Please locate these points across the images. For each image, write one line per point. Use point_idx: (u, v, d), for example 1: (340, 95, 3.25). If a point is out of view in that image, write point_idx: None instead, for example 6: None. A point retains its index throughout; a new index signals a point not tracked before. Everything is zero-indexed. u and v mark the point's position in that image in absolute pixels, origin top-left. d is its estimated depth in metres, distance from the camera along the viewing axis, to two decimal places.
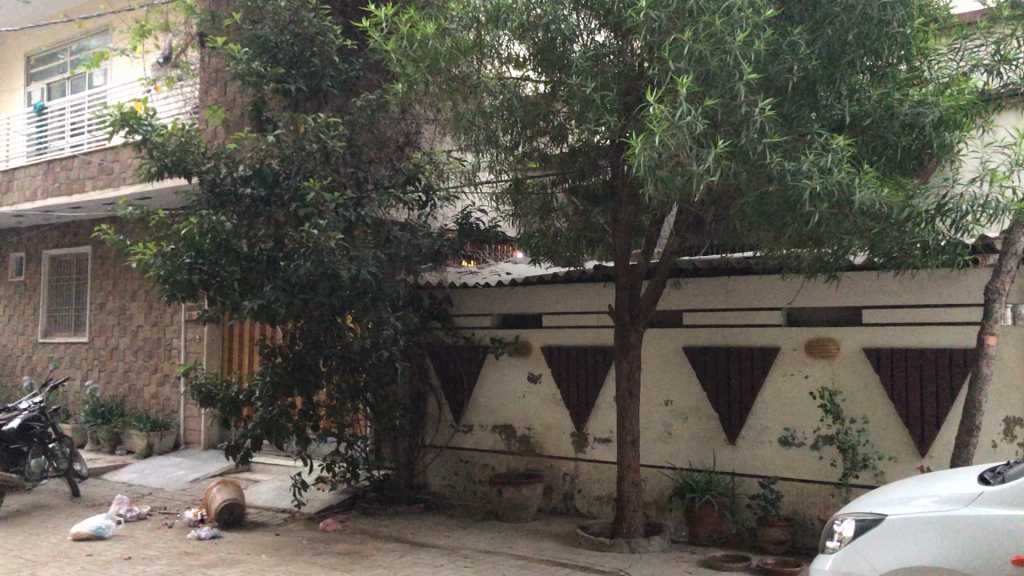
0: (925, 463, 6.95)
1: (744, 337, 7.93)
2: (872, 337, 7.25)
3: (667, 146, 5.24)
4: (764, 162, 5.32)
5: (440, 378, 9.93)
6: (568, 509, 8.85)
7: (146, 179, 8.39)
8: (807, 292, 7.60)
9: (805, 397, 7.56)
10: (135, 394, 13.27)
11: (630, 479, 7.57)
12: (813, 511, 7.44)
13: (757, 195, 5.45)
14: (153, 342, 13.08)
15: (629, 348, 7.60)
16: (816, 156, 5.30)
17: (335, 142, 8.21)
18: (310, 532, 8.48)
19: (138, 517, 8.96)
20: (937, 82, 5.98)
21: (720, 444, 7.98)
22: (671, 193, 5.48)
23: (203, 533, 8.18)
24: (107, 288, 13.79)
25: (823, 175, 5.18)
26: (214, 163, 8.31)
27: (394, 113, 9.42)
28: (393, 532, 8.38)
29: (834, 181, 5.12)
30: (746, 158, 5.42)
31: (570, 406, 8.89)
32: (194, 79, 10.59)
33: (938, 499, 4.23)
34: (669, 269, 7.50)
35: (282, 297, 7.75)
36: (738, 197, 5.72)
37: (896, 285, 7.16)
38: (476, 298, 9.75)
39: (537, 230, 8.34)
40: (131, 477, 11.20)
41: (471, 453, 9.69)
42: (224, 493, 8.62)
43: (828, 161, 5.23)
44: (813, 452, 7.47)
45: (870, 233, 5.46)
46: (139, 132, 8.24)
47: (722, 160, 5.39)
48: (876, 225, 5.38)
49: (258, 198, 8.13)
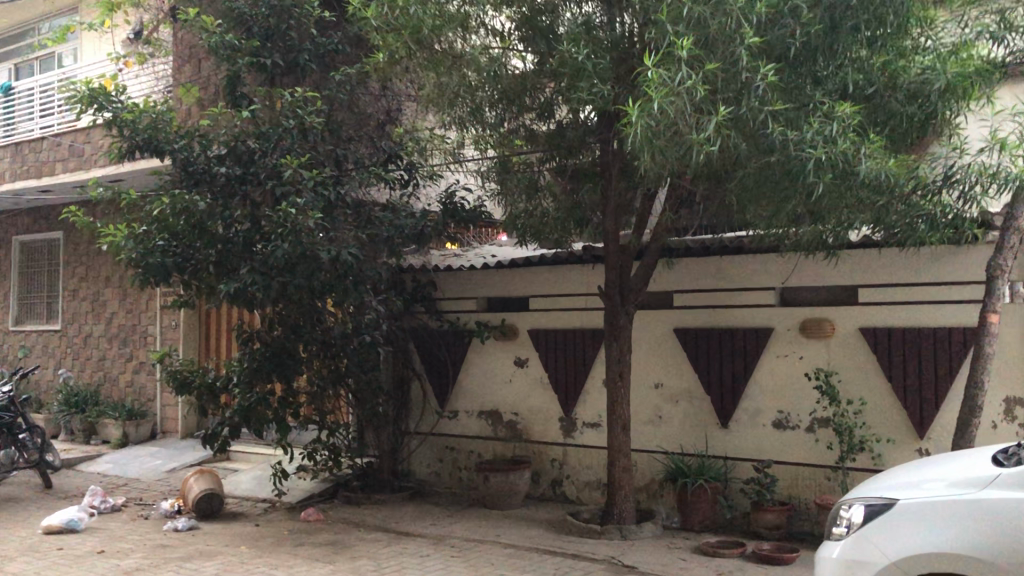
0: (923, 445, 6.79)
1: (737, 318, 7.73)
2: (869, 316, 7.07)
3: (666, 115, 5.05)
4: (766, 130, 5.14)
5: (424, 363, 9.68)
6: (557, 495, 8.65)
7: (117, 158, 8.07)
8: (801, 271, 7.39)
9: (800, 379, 7.37)
10: (111, 383, 12.93)
11: (621, 465, 7.35)
12: (809, 495, 7.28)
13: (758, 167, 5.28)
14: (127, 329, 12.74)
15: (620, 330, 7.38)
16: (820, 124, 5.10)
17: (313, 118, 7.91)
18: (291, 522, 8.22)
19: (113, 509, 8.67)
20: (941, 49, 5.78)
21: (713, 427, 7.78)
22: (666, 165, 5.25)
23: (180, 525, 7.90)
24: (80, 274, 13.42)
25: (829, 144, 5.01)
26: (184, 140, 7.96)
27: (374, 89, 9.11)
28: (377, 521, 8.14)
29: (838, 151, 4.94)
30: (747, 127, 5.23)
31: (558, 390, 8.67)
32: (167, 56, 10.22)
33: (950, 482, 4.03)
34: (661, 249, 7.26)
35: (259, 278, 7.45)
36: (736, 170, 5.49)
37: (893, 262, 6.97)
38: (461, 280, 9.49)
39: (523, 209, 8.09)
40: (107, 467, 10.90)
41: (457, 439, 9.45)
42: (201, 483, 8.35)
43: (831, 131, 5.03)
44: (809, 435, 7.30)
45: (875, 207, 5.34)
46: (107, 109, 7.97)
47: (720, 130, 5.16)
48: (880, 198, 5.22)
49: (234, 176, 7.83)
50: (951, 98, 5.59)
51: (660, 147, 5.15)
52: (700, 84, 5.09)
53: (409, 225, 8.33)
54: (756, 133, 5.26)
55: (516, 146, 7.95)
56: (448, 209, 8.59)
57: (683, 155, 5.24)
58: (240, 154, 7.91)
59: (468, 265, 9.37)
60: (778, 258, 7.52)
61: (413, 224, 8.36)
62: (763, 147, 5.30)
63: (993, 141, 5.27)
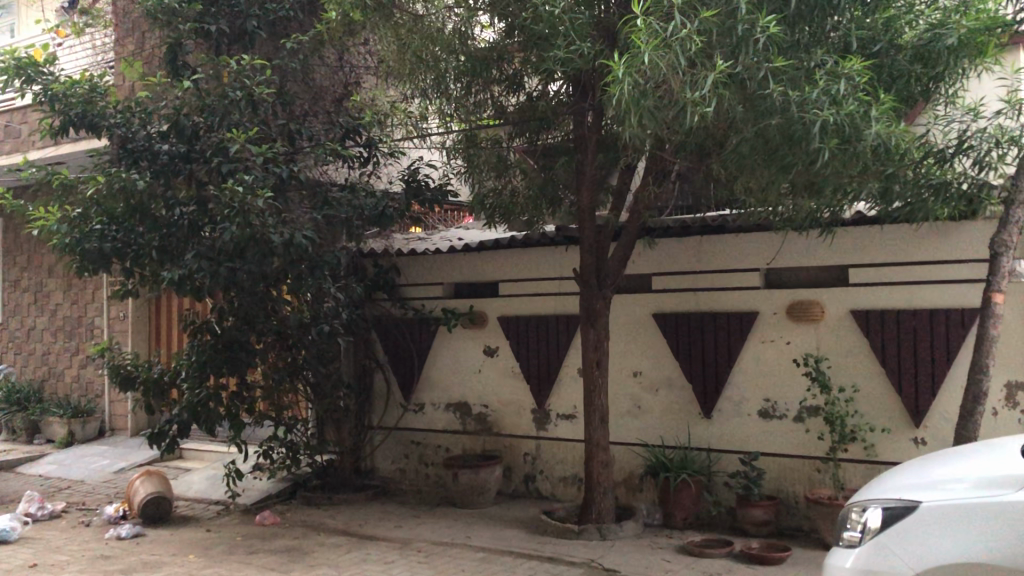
0: (919, 434, 6.40)
1: (721, 302, 7.27)
2: (861, 297, 6.66)
3: (656, 69, 4.60)
4: (765, 91, 4.68)
5: (388, 353, 9.13)
6: (530, 492, 8.17)
7: (49, 135, 7.41)
8: (788, 250, 6.95)
9: (789, 366, 6.93)
10: (55, 378, 12.21)
11: (599, 460, 6.88)
12: (798, 489, 6.86)
13: (755, 132, 4.80)
14: (73, 321, 12.03)
15: (596, 316, 6.88)
16: (827, 82, 4.66)
17: (262, 89, 7.30)
18: (245, 526, 7.65)
19: (52, 516, 8.03)
20: (948, 3, 5.36)
21: (695, 417, 7.34)
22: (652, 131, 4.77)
23: (123, 533, 7.28)
24: (23, 264, 12.68)
25: (835, 106, 4.55)
26: (121, 112, 7.32)
27: (330, 60, 8.51)
28: (338, 524, 7.59)
29: (845, 114, 4.50)
30: (744, 86, 4.78)
31: (530, 379, 8.18)
32: (106, 28, 9.45)
33: (973, 483, 3.58)
34: (639, 228, 6.77)
35: (206, 265, 6.85)
36: (728, 138, 5.02)
37: (887, 241, 6.56)
38: (426, 265, 8.94)
39: (491, 188, 7.55)
40: (50, 469, 10.23)
41: (423, 434, 8.92)
42: (148, 486, 7.75)
43: (836, 91, 4.58)
44: (798, 424, 6.87)
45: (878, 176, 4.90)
46: (37, 82, 7.32)
47: (715, 89, 4.68)
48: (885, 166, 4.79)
49: (177, 154, 7.22)
50: (962, 55, 5.18)
51: (649, 109, 4.70)
52: (696, 33, 4.69)
53: (369, 206, 7.75)
54: (753, 95, 4.79)
55: (483, 120, 7.44)
56: (411, 188, 8.03)
57: (672, 117, 4.77)
58: (183, 129, 7.27)
59: (433, 249, 8.82)
60: (764, 238, 7.07)
61: (373, 205, 7.80)
62: (760, 110, 4.83)
63: (1010, 105, 5.19)
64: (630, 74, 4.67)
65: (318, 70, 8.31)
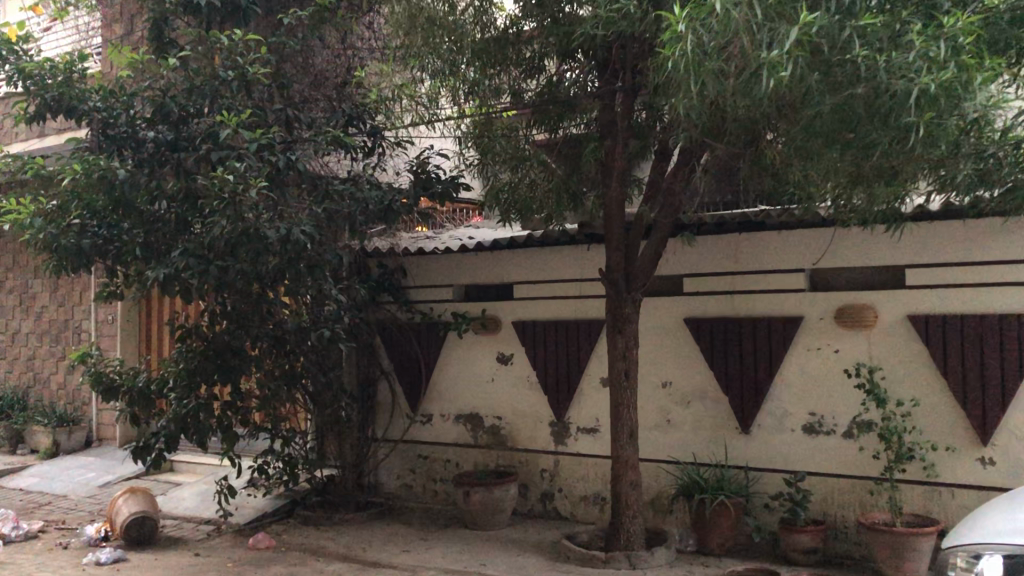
0: (987, 453, 5.73)
1: (760, 306, 6.63)
2: (920, 301, 6.00)
3: (727, 22, 4.25)
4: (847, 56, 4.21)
5: (393, 360, 8.47)
6: (548, 512, 7.50)
7: (23, 121, 6.77)
8: (837, 250, 6.30)
9: (838, 377, 6.28)
10: (41, 385, 11.55)
11: (627, 479, 6.22)
12: (848, 512, 6.21)
13: (835, 105, 4.36)
14: (59, 325, 11.38)
15: (625, 320, 6.22)
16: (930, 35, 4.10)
17: (256, 69, 6.65)
18: (237, 550, 6.99)
19: (27, 537, 7.38)
20: None
21: (732, 433, 6.68)
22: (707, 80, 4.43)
23: (103, 558, 6.61)
24: (9, 264, 12.07)
25: (937, 72, 3.99)
26: (102, 94, 6.66)
27: (331, 42, 7.87)
28: (339, 548, 6.93)
29: (942, 82, 3.97)
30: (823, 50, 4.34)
31: (548, 390, 7.52)
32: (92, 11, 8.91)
33: None
34: (670, 224, 6.09)
35: (195, 263, 6.20)
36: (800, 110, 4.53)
37: (950, 238, 5.91)
38: (435, 266, 8.29)
39: (507, 181, 6.80)
40: (32, 482, 9.56)
41: (431, 448, 8.26)
42: (132, 504, 7.09)
43: (937, 54, 4.05)
44: (848, 441, 6.22)
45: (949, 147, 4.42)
46: (9, 61, 6.68)
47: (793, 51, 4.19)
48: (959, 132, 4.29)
49: (163, 142, 6.57)
50: None
51: (711, 73, 4.39)
52: None
53: (373, 199, 7.08)
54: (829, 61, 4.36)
55: (501, 109, 6.87)
56: (420, 180, 7.26)
57: (741, 81, 4.44)
58: (167, 112, 6.61)
59: (442, 248, 8.17)
60: (809, 236, 6.42)
61: (377, 199, 7.14)
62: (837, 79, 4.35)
63: None
64: (695, 30, 4.35)
65: (318, 52, 7.68)
